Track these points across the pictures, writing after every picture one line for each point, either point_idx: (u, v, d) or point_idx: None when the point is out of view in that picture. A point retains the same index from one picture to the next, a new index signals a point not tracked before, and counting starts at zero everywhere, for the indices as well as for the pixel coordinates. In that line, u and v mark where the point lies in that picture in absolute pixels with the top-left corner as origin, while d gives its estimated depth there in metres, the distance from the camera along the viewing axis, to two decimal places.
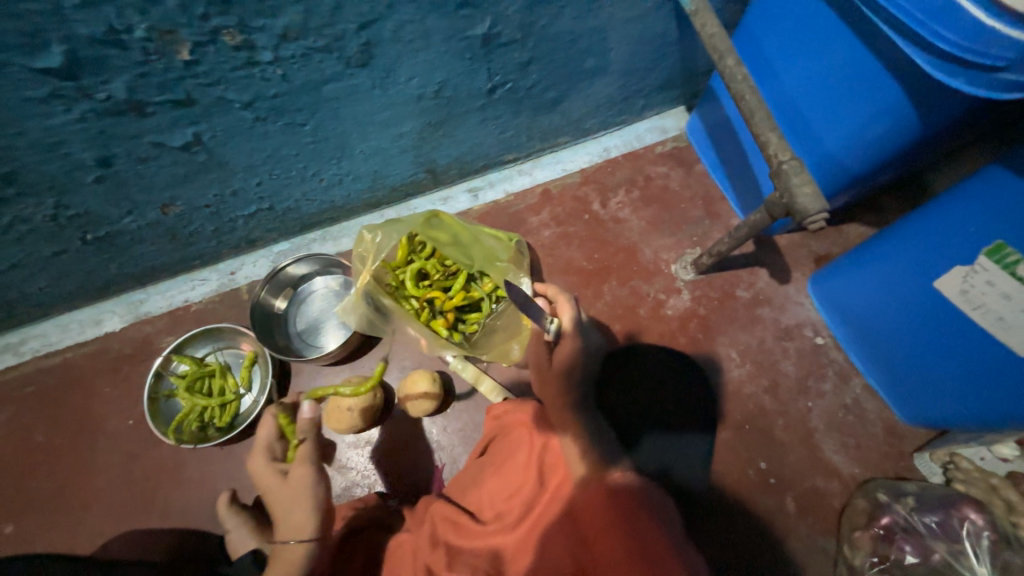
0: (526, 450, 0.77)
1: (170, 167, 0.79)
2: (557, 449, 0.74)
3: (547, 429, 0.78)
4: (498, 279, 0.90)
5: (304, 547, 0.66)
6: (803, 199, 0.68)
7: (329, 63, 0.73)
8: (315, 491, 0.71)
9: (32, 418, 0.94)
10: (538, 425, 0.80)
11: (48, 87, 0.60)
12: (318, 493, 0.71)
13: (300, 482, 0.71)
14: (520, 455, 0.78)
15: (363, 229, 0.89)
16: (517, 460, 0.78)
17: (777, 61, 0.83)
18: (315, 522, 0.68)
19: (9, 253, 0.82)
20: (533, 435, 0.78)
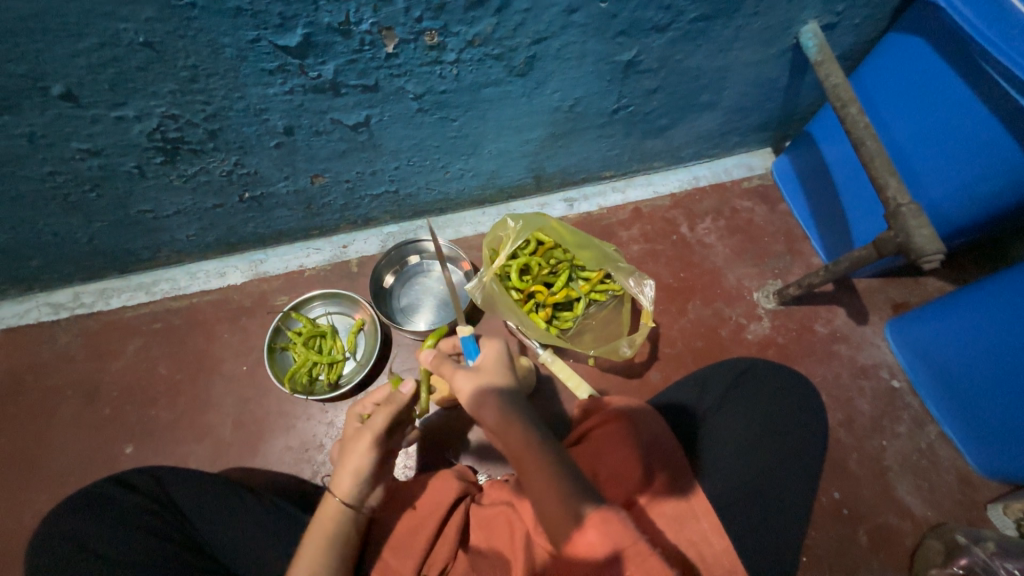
0: (625, 455, 0.78)
1: (336, 142, 0.89)
2: (661, 471, 0.76)
3: (654, 447, 0.78)
4: (621, 281, 0.97)
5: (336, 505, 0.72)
6: (920, 239, 0.74)
7: (496, 69, 0.82)
8: (362, 464, 0.73)
9: (158, 352, 1.03)
10: (639, 432, 0.80)
11: (279, 61, 0.71)
12: (364, 466, 0.73)
13: (355, 449, 0.74)
14: (619, 454, 0.78)
15: (507, 216, 1.01)
16: (613, 460, 0.78)
17: (890, 115, 0.91)
18: (352, 489, 0.73)
19: (179, 200, 0.92)
20: (628, 443, 0.79)
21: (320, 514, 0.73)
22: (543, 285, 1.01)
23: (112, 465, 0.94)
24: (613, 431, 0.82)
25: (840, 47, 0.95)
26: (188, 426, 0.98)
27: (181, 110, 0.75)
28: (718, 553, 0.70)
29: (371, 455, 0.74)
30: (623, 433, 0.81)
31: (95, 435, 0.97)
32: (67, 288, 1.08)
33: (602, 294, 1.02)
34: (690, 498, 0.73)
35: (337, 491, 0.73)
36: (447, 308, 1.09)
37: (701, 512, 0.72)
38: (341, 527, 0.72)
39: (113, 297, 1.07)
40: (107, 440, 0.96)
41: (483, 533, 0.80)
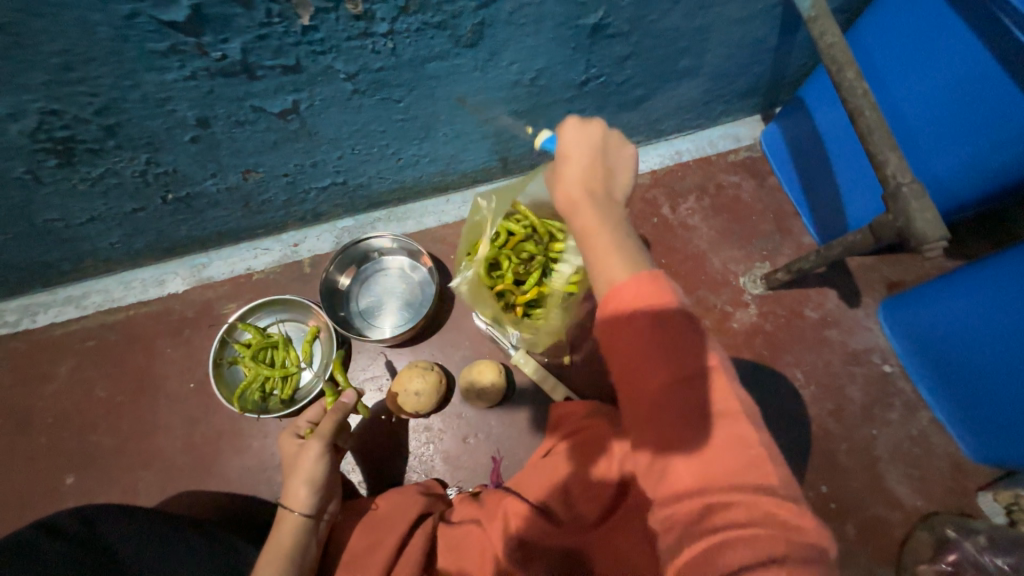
0: (655, 379, 0.47)
1: (263, 132, 0.78)
2: (685, 386, 0.47)
3: (682, 347, 0.48)
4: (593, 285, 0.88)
5: (297, 521, 0.70)
6: (921, 223, 0.66)
7: (439, 40, 0.70)
8: (318, 472, 0.73)
9: (95, 372, 0.95)
10: (591, 432, 0.81)
11: (170, 41, 0.59)
12: (321, 472, 0.73)
13: (307, 458, 0.73)
14: (648, 343, 0.48)
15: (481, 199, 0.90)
16: (625, 379, 0.50)
17: (892, 78, 0.81)
18: (312, 498, 0.72)
19: (91, 206, 0.81)
20: (646, 350, 0.48)
21: (277, 534, 0.69)
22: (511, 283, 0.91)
23: (53, 498, 0.87)
24: (624, 337, 0.49)
25: None
26: (133, 451, 0.90)
27: (63, 104, 0.63)
28: (767, 480, 0.44)
29: (324, 461, 0.74)
30: (649, 333, 0.48)
31: (33, 466, 0.89)
32: None
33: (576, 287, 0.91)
34: (724, 418, 0.46)
35: (293, 505, 0.71)
36: (411, 308, 1.01)
37: (736, 438, 0.45)
38: (303, 543, 0.69)
39: (39, 314, 0.97)
40: (44, 471, 0.89)
41: (452, 556, 0.74)
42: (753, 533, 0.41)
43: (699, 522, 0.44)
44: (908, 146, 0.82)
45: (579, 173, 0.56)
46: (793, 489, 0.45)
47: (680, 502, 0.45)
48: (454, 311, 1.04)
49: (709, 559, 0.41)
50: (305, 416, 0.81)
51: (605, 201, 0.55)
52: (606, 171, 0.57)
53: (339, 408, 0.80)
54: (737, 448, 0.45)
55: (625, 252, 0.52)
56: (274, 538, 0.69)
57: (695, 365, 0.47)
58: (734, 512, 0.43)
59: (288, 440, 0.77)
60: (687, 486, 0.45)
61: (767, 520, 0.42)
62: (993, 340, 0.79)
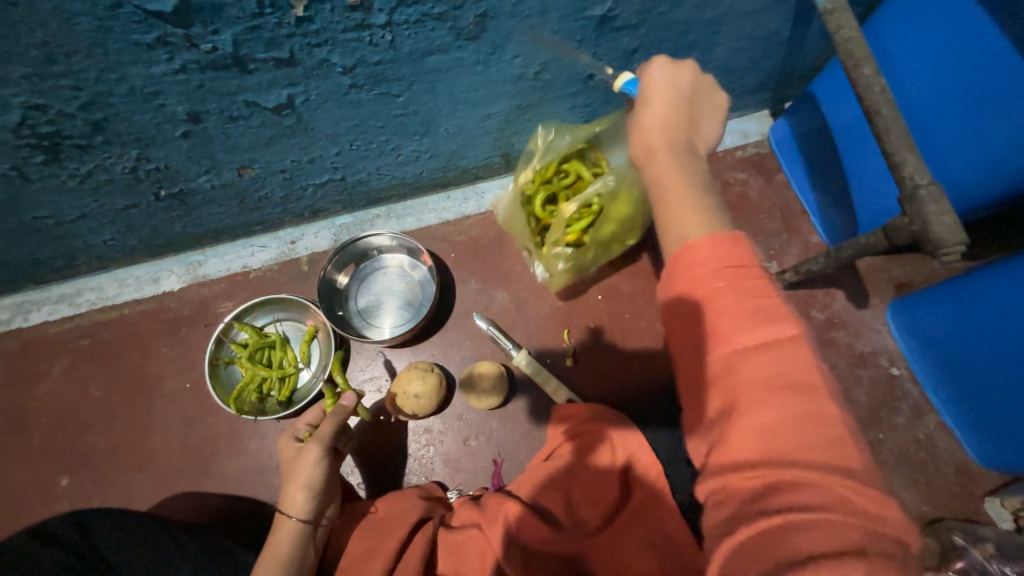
0: (728, 335, 0.46)
1: (258, 128, 0.75)
2: (763, 352, 0.45)
3: (768, 312, 0.46)
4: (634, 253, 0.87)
5: (295, 526, 0.69)
6: (938, 227, 0.63)
7: (440, 32, 0.67)
8: (315, 476, 0.72)
9: (89, 372, 0.93)
10: (590, 439, 0.80)
11: (157, 32, 0.56)
12: (319, 477, 0.72)
13: (305, 462, 0.72)
14: (731, 303, 0.46)
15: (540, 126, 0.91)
16: (697, 338, 0.48)
17: (910, 74, 0.77)
18: (309, 503, 0.71)
19: (81, 203, 0.79)
20: (728, 301, 0.46)
21: (274, 538, 0.69)
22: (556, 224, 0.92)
23: (49, 499, 0.86)
24: (705, 288, 0.48)
25: None
26: (130, 452, 0.89)
27: (47, 99, 0.60)
28: (847, 469, 0.41)
29: (322, 466, 0.72)
30: (732, 287, 0.46)
31: (28, 466, 0.88)
32: None
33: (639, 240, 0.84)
34: (804, 396, 0.43)
35: (290, 510, 0.70)
36: (411, 307, 0.99)
37: (813, 413, 0.42)
38: (299, 549, 0.69)
39: (32, 312, 0.96)
40: (40, 472, 0.88)
41: (450, 561, 0.73)
42: (827, 520, 0.38)
43: (756, 502, 0.41)
44: (925, 145, 0.79)
45: (660, 116, 0.58)
46: (876, 483, 0.41)
47: (740, 474, 0.43)
48: (455, 311, 1.02)
49: (770, 537, 0.39)
50: (304, 419, 0.79)
51: (684, 150, 0.58)
52: (685, 124, 0.59)
53: (339, 411, 0.78)
54: (813, 427, 0.42)
55: (702, 205, 0.54)
56: (271, 542, 0.69)
57: (776, 332, 0.45)
58: (803, 491, 0.40)
59: (287, 442, 0.76)
60: (749, 460, 0.43)
61: (838, 505, 0.39)
62: (1001, 347, 0.77)
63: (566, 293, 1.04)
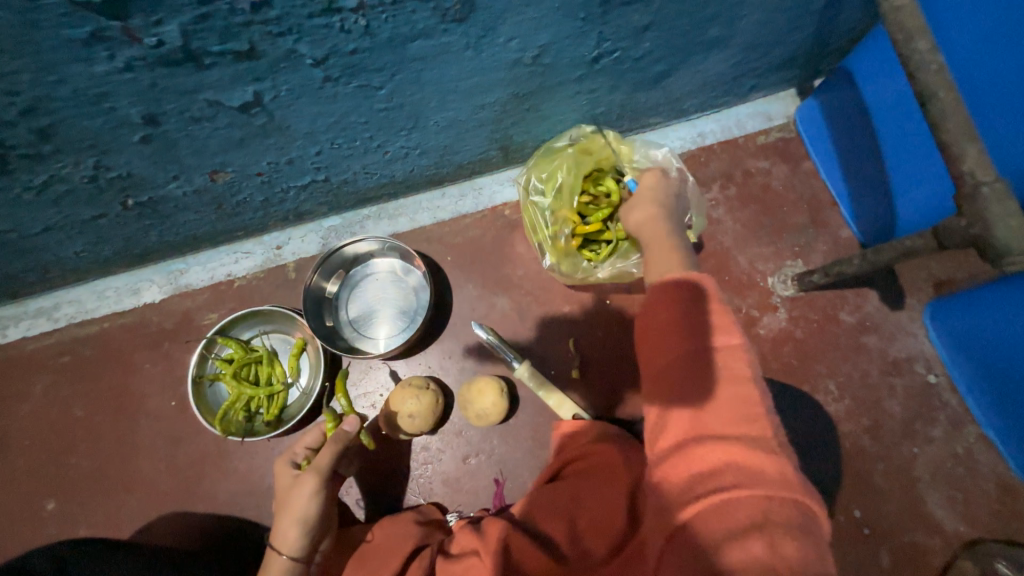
0: (679, 348, 0.51)
1: (225, 129, 0.68)
2: (706, 357, 0.50)
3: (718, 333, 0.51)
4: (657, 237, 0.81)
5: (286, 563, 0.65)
6: (1005, 232, 0.54)
7: (422, 15, 0.58)
8: (310, 511, 0.67)
9: (71, 390, 0.89)
10: (597, 464, 0.76)
11: (90, 26, 0.48)
12: (314, 512, 0.67)
13: (300, 496, 0.67)
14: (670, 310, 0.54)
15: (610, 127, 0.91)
16: (644, 344, 0.55)
17: (965, 40, 0.66)
18: (303, 539, 0.66)
19: (43, 215, 0.73)
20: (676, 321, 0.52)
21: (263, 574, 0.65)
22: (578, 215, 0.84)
23: (35, 524, 0.83)
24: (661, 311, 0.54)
25: None
26: (117, 472, 0.86)
27: None
28: (780, 464, 0.44)
29: (317, 500, 0.67)
30: (687, 308, 0.53)
31: (15, 488, 0.85)
32: None
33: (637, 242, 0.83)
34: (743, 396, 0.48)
35: (281, 546, 0.66)
36: (406, 316, 0.93)
37: (750, 409, 0.47)
38: None
39: (9, 328, 0.91)
40: (26, 494, 0.85)
41: None
42: (741, 490, 0.42)
43: (690, 485, 0.45)
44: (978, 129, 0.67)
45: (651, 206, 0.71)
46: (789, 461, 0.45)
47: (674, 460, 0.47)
48: (452, 319, 0.95)
49: (702, 509, 0.43)
50: (302, 443, 0.74)
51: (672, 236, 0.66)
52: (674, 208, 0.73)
53: (338, 438, 0.72)
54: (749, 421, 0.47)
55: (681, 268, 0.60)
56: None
57: (716, 337, 0.51)
58: (733, 476, 0.43)
59: (283, 469, 0.72)
60: (679, 434, 0.48)
61: (759, 485, 0.42)
62: None
63: (571, 298, 0.96)
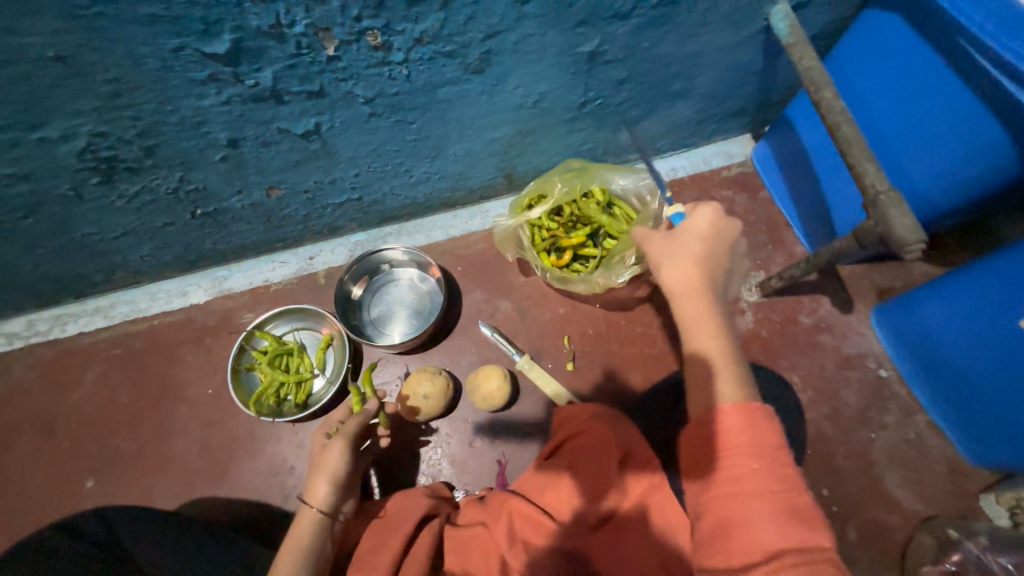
0: (744, 464, 0.53)
1: (287, 152, 0.84)
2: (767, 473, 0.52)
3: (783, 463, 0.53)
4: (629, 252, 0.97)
5: (315, 519, 0.73)
6: (900, 229, 0.70)
7: (450, 68, 0.77)
8: (341, 469, 0.76)
9: (120, 379, 0.99)
10: (589, 439, 0.83)
11: (210, 70, 0.65)
12: (342, 470, 0.76)
13: (331, 455, 0.76)
14: (733, 425, 0.55)
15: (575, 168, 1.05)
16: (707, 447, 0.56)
17: (865, 94, 0.87)
18: (330, 494, 0.75)
19: (126, 221, 0.88)
20: (748, 451, 0.53)
21: (296, 529, 0.72)
22: (561, 232, 1.03)
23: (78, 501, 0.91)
24: (728, 439, 0.55)
25: (813, 27, 0.90)
26: (155, 454, 0.95)
27: (110, 127, 0.70)
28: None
29: (346, 459, 0.77)
30: (746, 427, 0.55)
31: (62, 469, 0.94)
32: (20, 316, 1.03)
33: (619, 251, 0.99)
34: (799, 505, 0.51)
35: (312, 500, 0.74)
36: (420, 317, 1.06)
37: (812, 523, 0.50)
38: (321, 539, 0.72)
39: (69, 324, 1.03)
40: (71, 472, 0.94)
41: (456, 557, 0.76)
42: None
43: None
44: (886, 158, 0.88)
45: (689, 264, 0.65)
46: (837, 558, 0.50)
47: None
48: (461, 320, 1.08)
49: None
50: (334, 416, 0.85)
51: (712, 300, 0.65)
52: (719, 262, 0.67)
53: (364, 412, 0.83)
54: (812, 529, 0.50)
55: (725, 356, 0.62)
56: (293, 535, 0.71)
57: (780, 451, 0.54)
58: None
59: (319, 436, 0.82)
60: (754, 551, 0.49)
61: None
62: (977, 340, 0.83)
63: (566, 302, 1.10)
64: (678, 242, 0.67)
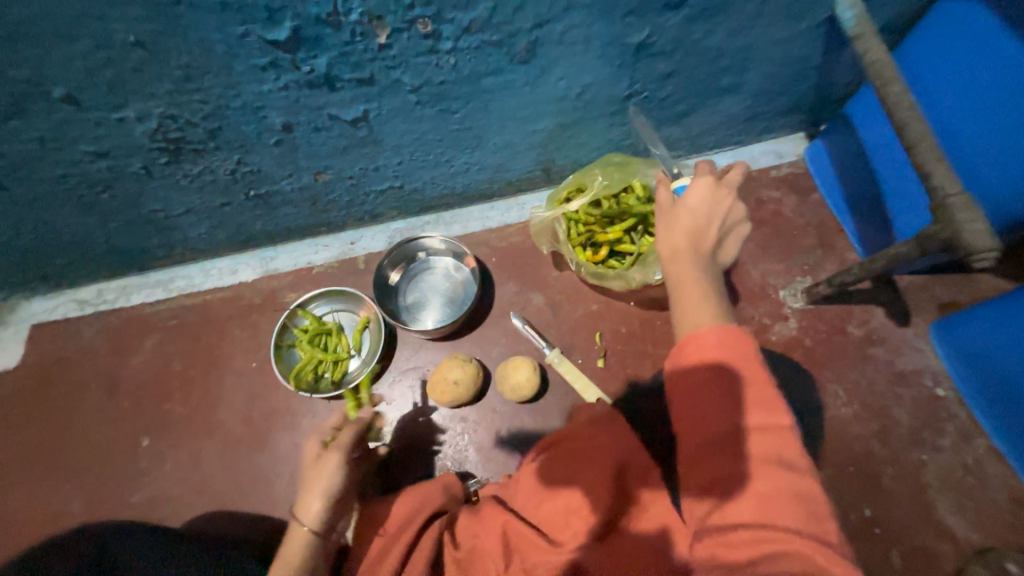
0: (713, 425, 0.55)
1: (336, 138, 0.87)
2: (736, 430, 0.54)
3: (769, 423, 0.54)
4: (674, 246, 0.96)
5: (307, 537, 0.70)
6: (971, 234, 0.65)
7: (496, 58, 0.78)
8: (336, 484, 0.73)
9: (174, 348, 1.07)
10: (587, 443, 0.77)
11: (270, 57, 0.69)
12: (337, 487, 0.73)
13: (326, 470, 0.74)
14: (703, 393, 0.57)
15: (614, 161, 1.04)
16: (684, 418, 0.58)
17: (936, 91, 0.82)
18: (324, 510, 0.72)
19: (188, 200, 0.94)
20: (715, 412, 0.55)
21: (286, 550, 0.69)
22: (600, 225, 1.01)
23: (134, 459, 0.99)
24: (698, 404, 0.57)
25: (880, 19, 0.85)
26: (203, 419, 1.01)
27: (179, 110, 0.74)
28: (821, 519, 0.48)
29: (341, 474, 0.74)
30: (714, 391, 0.56)
31: (123, 427, 1.02)
32: (92, 285, 1.12)
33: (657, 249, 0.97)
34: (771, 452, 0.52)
35: (304, 518, 0.71)
36: (453, 305, 1.07)
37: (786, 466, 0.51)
38: (313, 556, 0.69)
39: (133, 294, 1.11)
40: (129, 430, 1.01)
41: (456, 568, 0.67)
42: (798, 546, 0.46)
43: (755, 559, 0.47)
44: (957, 161, 0.81)
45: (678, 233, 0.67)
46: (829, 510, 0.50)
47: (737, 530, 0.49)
48: (493, 311, 1.09)
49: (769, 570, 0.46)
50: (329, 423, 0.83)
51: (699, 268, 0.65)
52: (709, 232, 0.67)
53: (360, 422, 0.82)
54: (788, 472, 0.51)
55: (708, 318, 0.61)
56: (282, 554, 0.69)
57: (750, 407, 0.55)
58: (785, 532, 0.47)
59: (311, 447, 0.78)
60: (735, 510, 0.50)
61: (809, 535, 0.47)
62: None
63: (599, 298, 1.09)
64: (673, 214, 0.69)
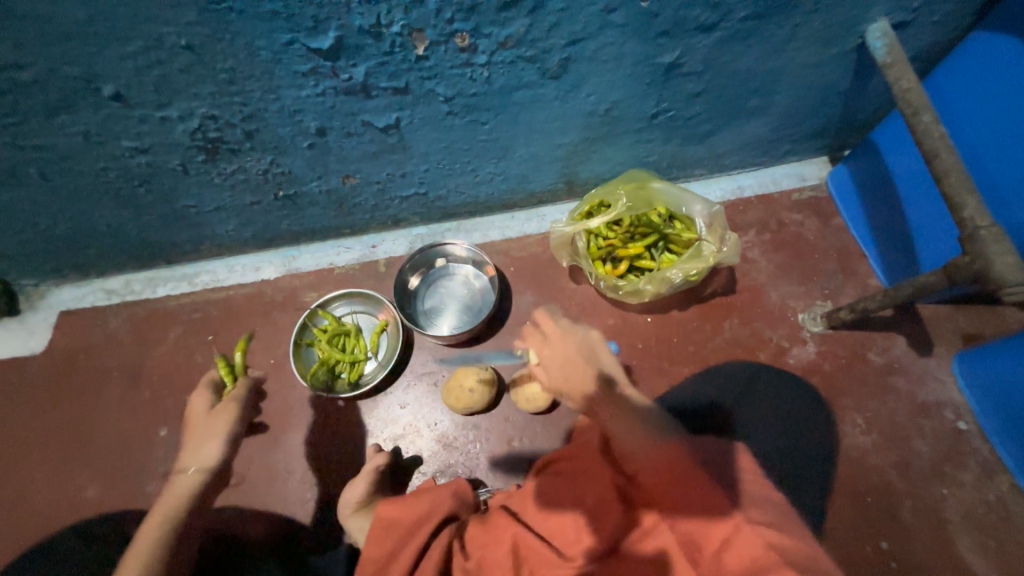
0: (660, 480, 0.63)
1: (367, 143, 0.89)
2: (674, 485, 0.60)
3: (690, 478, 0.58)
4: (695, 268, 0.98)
5: (190, 487, 0.76)
6: (1001, 267, 0.64)
7: (529, 72, 0.79)
8: (216, 442, 0.79)
9: (196, 341, 1.09)
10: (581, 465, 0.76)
11: (312, 64, 0.71)
12: (217, 447, 0.79)
13: (213, 426, 0.80)
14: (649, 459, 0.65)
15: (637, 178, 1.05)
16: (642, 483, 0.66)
17: (967, 125, 0.82)
18: (207, 468, 0.77)
19: (221, 197, 0.96)
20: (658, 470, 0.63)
21: (171, 493, 0.76)
22: (621, 241, 1.02)
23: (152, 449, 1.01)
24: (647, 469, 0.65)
25: (911, 49, 0.85)
26: None
27: (221, 111, 0.77)
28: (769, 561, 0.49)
29: (223, 437, 0.79)
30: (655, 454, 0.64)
31: (142, 416, 1.04)
32: (120, 275, 1.15)
33: (676, 266, 0.97)
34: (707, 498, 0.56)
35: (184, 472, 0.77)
36: (470, 312, 1.08)
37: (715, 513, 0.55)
38: (187, 513, 0.74)
39: (159, 286, 1.14)
40: (149, 420, 1.03)
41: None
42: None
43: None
44: (989, 195, 0.81)
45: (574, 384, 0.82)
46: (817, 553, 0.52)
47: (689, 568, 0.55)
48: (509, 321, 1.10)
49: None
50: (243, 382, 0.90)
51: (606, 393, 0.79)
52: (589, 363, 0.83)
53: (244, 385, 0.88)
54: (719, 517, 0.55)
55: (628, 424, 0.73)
56: (167, 500, 0.75)
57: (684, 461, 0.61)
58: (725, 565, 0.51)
59: (202, 397, 0.85)
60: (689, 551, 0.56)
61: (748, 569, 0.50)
62: None
63: (616, 312, 1.09)
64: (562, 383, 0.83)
